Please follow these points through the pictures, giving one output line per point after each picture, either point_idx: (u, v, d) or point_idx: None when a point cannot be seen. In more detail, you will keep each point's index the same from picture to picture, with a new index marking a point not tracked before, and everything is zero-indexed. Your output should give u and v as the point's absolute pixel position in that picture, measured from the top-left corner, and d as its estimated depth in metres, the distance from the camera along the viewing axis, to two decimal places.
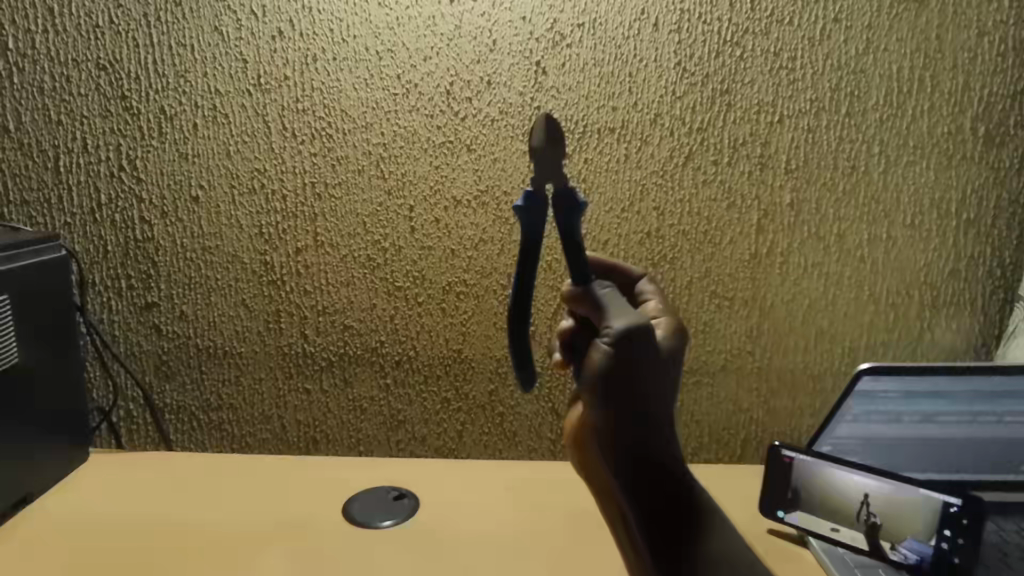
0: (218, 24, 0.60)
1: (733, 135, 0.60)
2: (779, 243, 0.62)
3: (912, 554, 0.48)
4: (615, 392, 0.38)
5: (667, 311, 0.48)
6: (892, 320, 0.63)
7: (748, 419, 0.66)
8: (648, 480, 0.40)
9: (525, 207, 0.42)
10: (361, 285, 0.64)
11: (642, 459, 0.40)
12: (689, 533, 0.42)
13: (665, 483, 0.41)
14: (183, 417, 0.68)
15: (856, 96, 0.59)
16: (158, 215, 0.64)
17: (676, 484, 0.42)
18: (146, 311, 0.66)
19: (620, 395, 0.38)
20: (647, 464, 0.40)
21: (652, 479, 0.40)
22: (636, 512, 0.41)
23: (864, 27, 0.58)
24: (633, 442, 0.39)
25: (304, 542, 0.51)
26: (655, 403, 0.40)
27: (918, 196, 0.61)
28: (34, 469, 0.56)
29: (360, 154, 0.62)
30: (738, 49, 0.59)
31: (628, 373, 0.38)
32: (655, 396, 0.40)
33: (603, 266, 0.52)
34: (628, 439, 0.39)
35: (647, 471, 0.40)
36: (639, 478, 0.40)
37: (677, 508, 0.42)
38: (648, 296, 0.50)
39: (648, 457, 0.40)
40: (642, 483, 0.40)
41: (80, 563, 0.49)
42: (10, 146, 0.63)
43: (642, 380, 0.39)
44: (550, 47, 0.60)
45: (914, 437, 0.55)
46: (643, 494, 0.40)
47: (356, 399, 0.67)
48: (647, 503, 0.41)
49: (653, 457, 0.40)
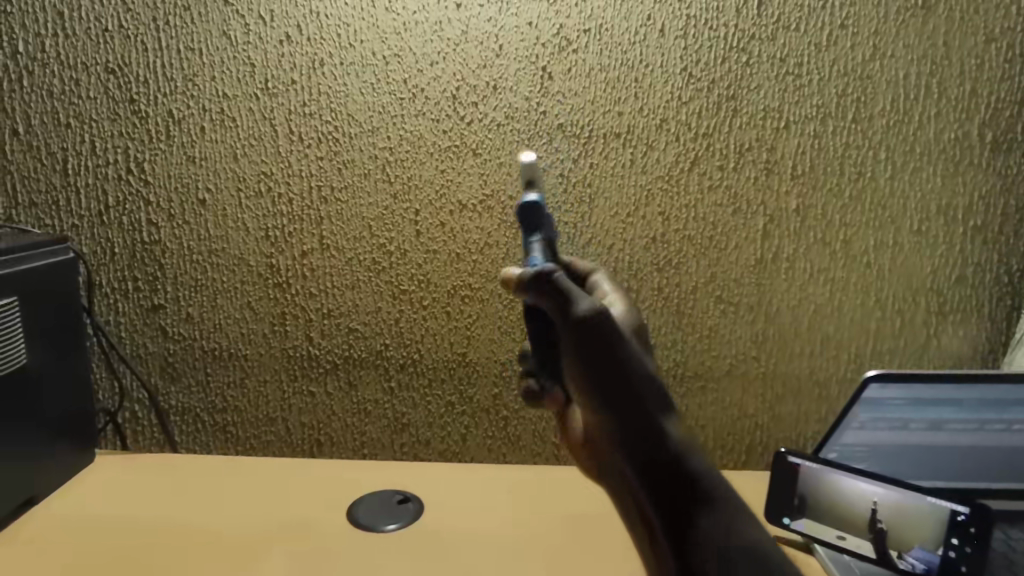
0: (226, 28, 0.61)
1: (739, 141, 0.60)
2: (785, 249, 0.62)
3: (920, 563, 0.48)
4: (592, 365, 0.35)
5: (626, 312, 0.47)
6: (898, 326, 0.63)
7: (754, 425, 0.66)
8: (667, 474, 0.33)
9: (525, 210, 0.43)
10: (366, 288, 0.64)
11: (638, 439, 0.34)
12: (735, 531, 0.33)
13: (679, 471, 0.33)
14: (188, 419, 0.68)
15: (863, 103, 0.59)
16: (165, 218, 0.64)
17: (707, 472, 0.34)
18: (153, 313, 0.66)
19: (607, 366, 0.35)
20: (648, 446, 0.34)
21: (655, 462, 0.34)
22: (664, 521, 0.33)
23: (872, 33, 0.58)
24: (632, 428, 0.34)
25: (306, 543, 0.51)
26: (647, 377, 0.35)
27: (925, 203, 0.61)
28: (39, 471, 0.56)
29: (366, 158, 0.62)
30: (744, 54, 0.59)
31: (600, 342, 0.35)
32: (641, 363, 0.36)
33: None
34: (633, 421, 0.34)
35: (648, 452, 0.34)
36: (653, 473, 0.33)
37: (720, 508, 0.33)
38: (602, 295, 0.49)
39: (660, 446, 0.34)
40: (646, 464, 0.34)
41: (83, 564, 0.49)
42: (19, 149, 0.63)
43: (613, 348, 0.35)
44: (556, 53, 0.60)
45: (920, 445, 0.55)
46: (668, 492, 0.33)
47: (360, 402, 0.67)
48: (673, 506, 0.33)
49: (648, 435, 0.34)
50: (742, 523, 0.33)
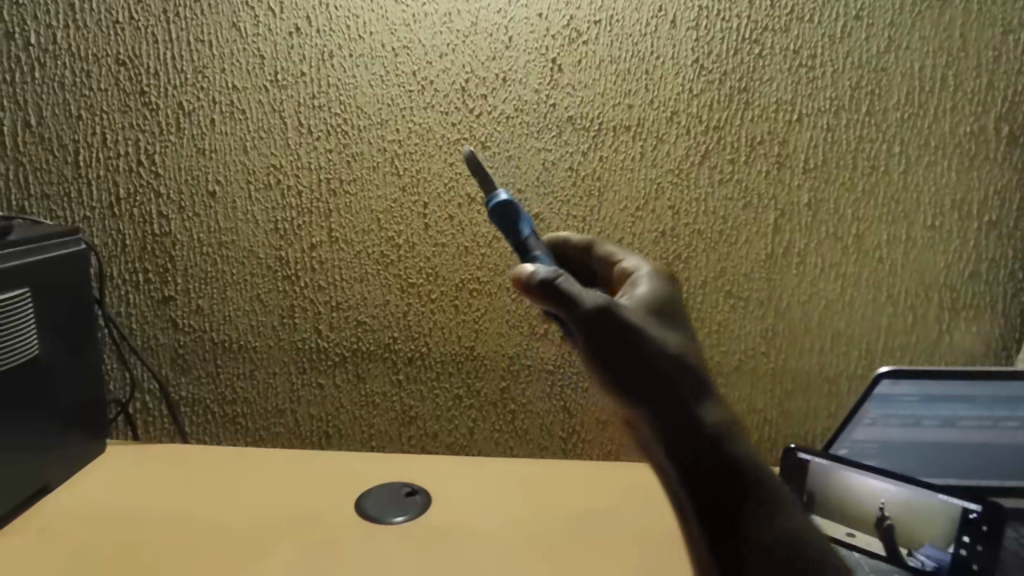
0: (236, 20, 0.61)
1: (751, 134, 0.60)
2: (796, 243, 0.61)
3: (929, 561, 0.48)
4: (614, 366, 0.33)
5: (664, 283, 0.40)
6: (910, 322, 0.62)
7: (763, 421, 0.65)
8: (704, 474, 0.31)
9: (500, 207, 0.43)
10: (375, 281, 0.64)
11: (678, 432, 0.32)
12: (772, 525, 0.32)
13: (720, 462, 0.32)
14: (199, 410, 0.68)
15: (878, 95, 0.59)
16: (175, 210, 0.64)
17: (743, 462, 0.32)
18: (164, 305, 0.66)
19: (624, 362, 0.33)
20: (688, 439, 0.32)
21: (696, 454, 0.32)
22: (703, 520, 0.31)
23: (887, 25, 0.58)
24: (672, 421, 0.32)
25: (314, 535, 0.52)
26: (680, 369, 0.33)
27: (939, 197, 0.60)
28: (52, 462, 0.56)
29: (375, 150, 0.62)
30: (757, 46, 0.58)
31: (619, 342, 0.33)
32: (666, 353, 0.33)
33: (584, 276, 0.49)
34: (672, 415, 0.32)
35: (688, 445, 0.32)
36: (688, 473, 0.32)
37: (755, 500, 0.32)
38: (634, 269, 0.43)
39: (693, 442, 0.32)
40: (687, 458, 0.32)
41: (94, 554, 0.49)
42: (31, 140, 0.64)
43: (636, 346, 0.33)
44: (566, 45, 0.59)
45: (932, 441, 0.54)
46: (707, 488, 0.31)
47: (369, 395, 0.67)
48: (714, 500, 0.31)
49: (688, 427, 0.32)
50: (779, 516, 0.32)
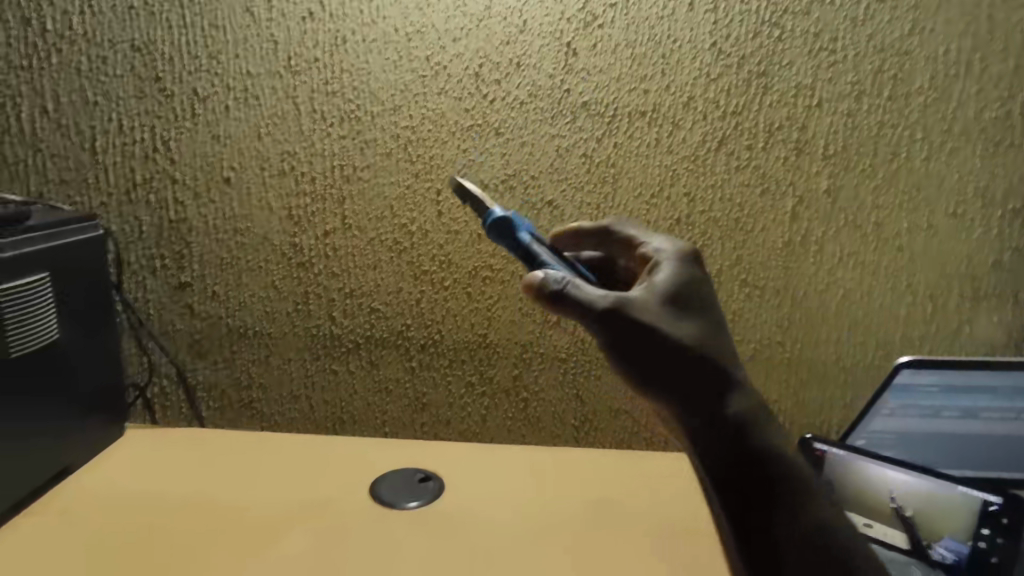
0: (249, 5, 0.61)
1: (769, 119, 0.59)
2: (814, 231, 0.60)
3: (949, 553, 0.47)
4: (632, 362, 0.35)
5: (683, 266, 0.41)
6: (930, 312, 0.61)
7: (777, 410, 0.65)
8: (732, 468, 0.34)
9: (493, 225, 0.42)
10: (388, 268, 0.64)
11: (706, 428, 0.34)
12: (806, 514, 0.34)
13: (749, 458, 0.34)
14: (215, 395, 0.69)
15: (900, 80, 0.57)
16: (191, 196, 0.64)
17: (772, 458, 0.35)
18: (180, 291, 0.67)
19: (645, 360, 0.35)
20: (717, 435, 0.34)
21: (725, 450, 0.34)
22: (734, 511, 0.34)
23: (911, 7, 0.56)
24: (700, 416, 0.34)
25: (328, 519, 0.52)
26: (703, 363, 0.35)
27: (962, 185, 0.58)
28: (71, 445, 0.57)
29: (389, 137, 0.62)
30: (777, 29, 0.57)
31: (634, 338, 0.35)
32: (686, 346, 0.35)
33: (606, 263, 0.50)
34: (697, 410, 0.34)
35: (718, 441, 0.34)
36: (719, 471, 0.34)
37: (784, 497, 0.34)
38: (653, 252, 0.43)
39: (722, 439, 0.34)
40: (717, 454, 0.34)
41: (113, 537, 0.50)
42: (48, 126, 0.64)
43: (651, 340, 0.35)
44: (581, 29, 0.59)
45: (954, 433, 0.53)
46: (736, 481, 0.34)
47: (382, 381, 0.67)
48: (744, 493, 0.34)
49: (716, 423, 0.34)
50: (811, 506, 0.35)
